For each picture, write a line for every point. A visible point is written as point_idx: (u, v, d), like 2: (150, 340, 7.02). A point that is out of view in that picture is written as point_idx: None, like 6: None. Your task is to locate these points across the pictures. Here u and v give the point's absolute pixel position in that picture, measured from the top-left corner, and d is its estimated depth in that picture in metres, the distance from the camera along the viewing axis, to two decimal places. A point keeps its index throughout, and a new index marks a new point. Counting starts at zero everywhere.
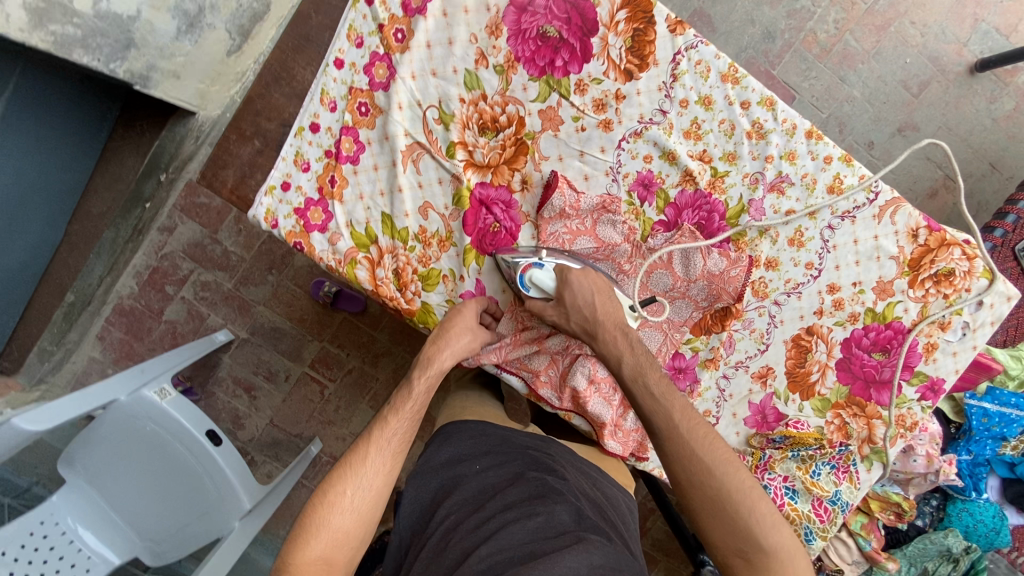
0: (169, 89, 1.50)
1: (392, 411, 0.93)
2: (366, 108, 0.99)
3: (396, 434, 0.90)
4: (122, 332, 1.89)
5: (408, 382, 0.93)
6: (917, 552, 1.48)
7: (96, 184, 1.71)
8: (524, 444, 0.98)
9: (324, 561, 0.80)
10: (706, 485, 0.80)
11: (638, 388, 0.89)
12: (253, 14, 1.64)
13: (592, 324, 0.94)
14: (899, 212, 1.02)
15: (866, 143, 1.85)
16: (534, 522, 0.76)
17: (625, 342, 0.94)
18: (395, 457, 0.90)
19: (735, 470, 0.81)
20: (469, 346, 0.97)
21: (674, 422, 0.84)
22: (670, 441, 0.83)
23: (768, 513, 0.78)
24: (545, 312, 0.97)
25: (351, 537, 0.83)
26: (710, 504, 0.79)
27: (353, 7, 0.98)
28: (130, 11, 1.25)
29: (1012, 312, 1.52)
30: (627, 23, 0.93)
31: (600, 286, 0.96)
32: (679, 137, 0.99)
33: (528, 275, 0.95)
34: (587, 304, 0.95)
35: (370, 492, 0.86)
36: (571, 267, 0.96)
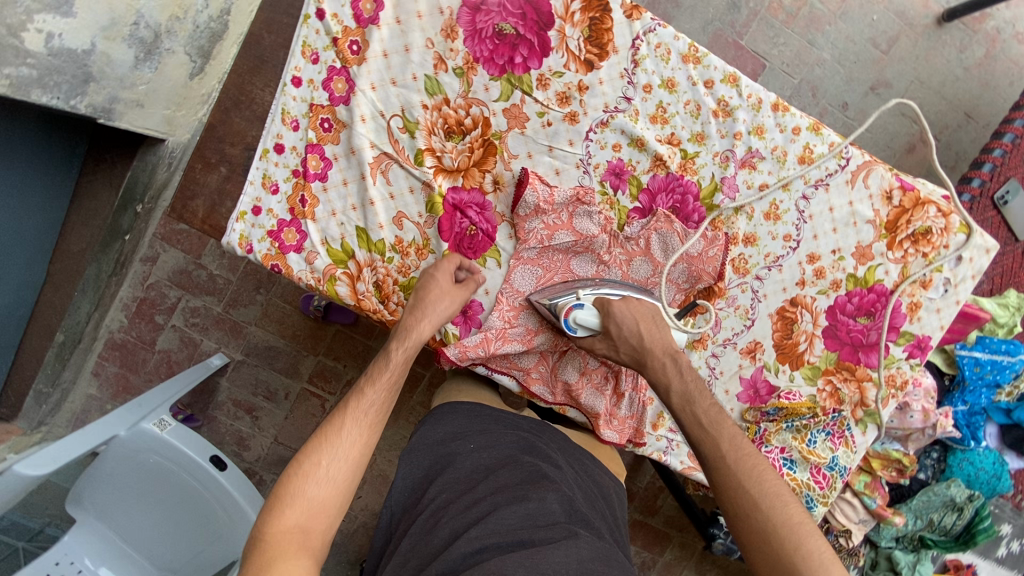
0: (135, 119, 1.46)
1: (367, 382, 0.89)
2: (328, 124, 0.98)
3: (373, 405, 0.87)
4: (117, 366, 1.89)
5: (384, 351, 0.90)
6: (922, 504, 1.51)
7: (73, 221, 1.66)
8: (517, 425, 1.00)
9: (299, 530, 0.75)
10: (752, 517, 0.76)
11: (686, 416, 0.87)
12: (213, 34, 1.55)
13: (642, 352, 0.93)
14: (871, 175, 1.04)
15: (840, 104, 1.85)
16: (525, 507, 0.77)
17: (673, 366, 0.92)
18: (372, 427, 0.86)
19: (784, 504, 0.77)
20: (450, 306, 0.95)
21: (722, 453, 0.82)
22: (717, 471, 0.81)
23: (819, 548, 0.73)
24: (595, 347, 0.97)
25: (327, 507, 0.78)
26: (755, 538, 0.75)
27: (304, 23, 0.96)
28: (84, 45, 1.22)
29: (997, 260, 1.51)
30: (583, 13, 0.93)
31: (646, 313, 0.96)
32: (646, 123, 0.99)
33: (572, 317, 0.95)
34: (634, 333, 0.94)
35: (347, 461, 0.82)
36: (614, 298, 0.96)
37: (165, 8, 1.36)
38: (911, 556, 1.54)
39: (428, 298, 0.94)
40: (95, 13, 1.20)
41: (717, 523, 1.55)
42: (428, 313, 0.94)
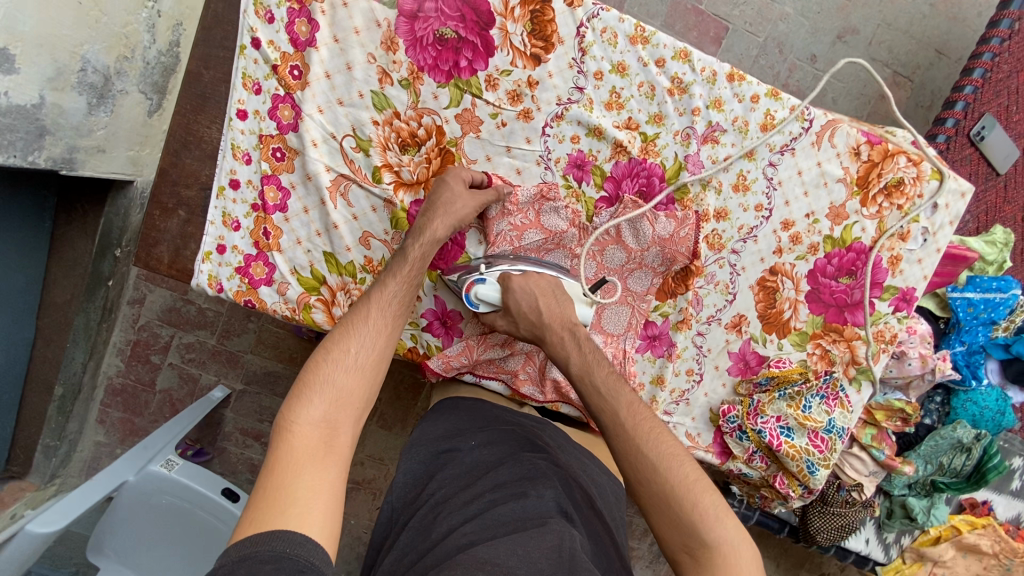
0: (99, 165, 1.42)
1: (388, 273, 0.88)
2: (281, 153, 0.97)
3: (395, 296, 0.86)
4: (121, 411, 1.88)
5: (402, 244, 0.88)
6: (930, 449, 1.46)
7: (54, 275, 1.63)
8: (518, 422, 0.98)
9: (328, 421, 0.74)
10: (653, 480, 0.76)
11: (585, 386, 0.86)
12: (164, 68, 1.50)
13: (540, 327, 0.91)
14: (837, 134, 1.02)
15: (808, 58, 1.81)
16: (522, 503, 0.77)
17: (569, 339, 0.91)
18: (397, 319, 0.85)
19: (680, 464, 0.77)
20: (467, 209, 0.92)
21: (621, 419, 0.81)
22: (617, 437, 0.81)
23: (713, 504, 0.74)
24: (496, 323, 0.95)
25: (355, 398, 0.78)
26: (657, 501, 0.76)
27: (241, 54, 0.94)
28: (33, 99, 1.17)
29: (980, 198, 1.50)
30: (522, 8, 0.92)
31: (542, 285, 0.94)
32: (601, 110, 0.98)
33: (473, 292, 0.94)
34: (532, 309, 0.92)
35: (372, 354, 0.81)
36: (511, 272, 0.94)
37: (111, 50, 1.31)
38: (925, 502, 1.50)
39: (441, 199, 0.91)
40: (38, 65, 1.16)
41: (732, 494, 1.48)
42: (443, 215, 0.90)
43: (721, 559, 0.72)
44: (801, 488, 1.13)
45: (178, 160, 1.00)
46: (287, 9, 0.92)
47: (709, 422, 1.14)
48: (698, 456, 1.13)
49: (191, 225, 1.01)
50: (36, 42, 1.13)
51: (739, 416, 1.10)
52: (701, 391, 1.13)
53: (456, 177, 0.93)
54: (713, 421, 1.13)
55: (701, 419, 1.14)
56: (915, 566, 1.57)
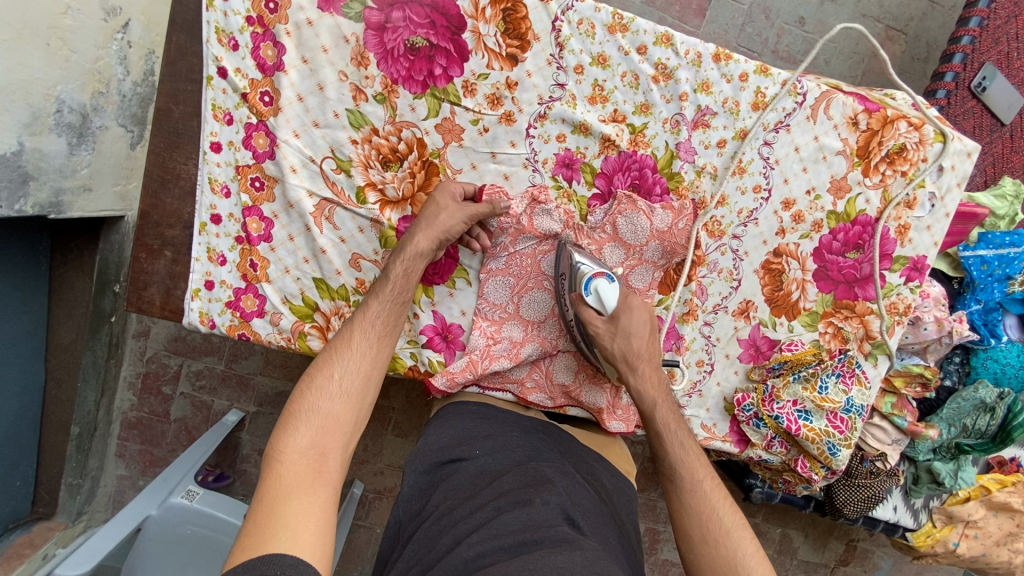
0: (86, 204, 1.39)
1: (372, 294, 0.87)
2: (260, 182, 0.95)
3: (378, 317, 0.85)
4: (139, 443, 1.89)
5: (381, 265, 0.88)
6: (953, 412, 1.39)
7: (57, 315, 1.61)
8: (528, 428, 0.97)
9: (315, 448, 0.73)
10: (723, 544, 0.78)
11: (669, 434, 0.88)
12: (142, 99, 1.47)
13: (637, 357, 0.89)
14: (832, 105, 0.98)
15: (796, 20, 1.71)
16: (528, 511, 0.73)
17: (658, 379, 0.91)
18: (381, 340, 0.85)
19: (744, 535, 0.80)
20: (454, 223, 0.89)
21: (698, 476, 0.84)
22: (691, 493, 0.83)
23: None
24: (593, 324, 0.89)
25: (342, 423, 0.77)
26: (720, 566, 0.77)
27: (208, 85, 0.92)
28: (11, 147, 1.13)
29: (987, 149, 1.43)
30: (493, 7, 0.89)
31: (649, 322, 0.92)
32: (585, 105, 0.95)
33: (596, 282, 0.88)
34: (636, 337, 0.90)
35: (358, 376, 0.81)
36: (631, 295, 0.92)
37: (86, 87, 1.27)
38: (950, 465, 1.45)
39: (424, 213, 0.89)
40: (14, 112, 1.12)
41: (753, 474, 1.45)
42: (427, 228, 0.89)
43: None
44: (824, 470, 1.09)
45: (158, 201, 0.98)
46: (251, 34, 0.90)
47: (724, 411, 1.11)
48: (716, 447, 1.10)
49: (179, 264, 0.99)
50: (8, 89, 1.09)
51: (755, 404, 1.07)
52: (714, 381, 1.10)
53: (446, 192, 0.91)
54: (727, 410, 1.11)
55: (716, 409, 1.11)
56: (946, 529, 1.55)
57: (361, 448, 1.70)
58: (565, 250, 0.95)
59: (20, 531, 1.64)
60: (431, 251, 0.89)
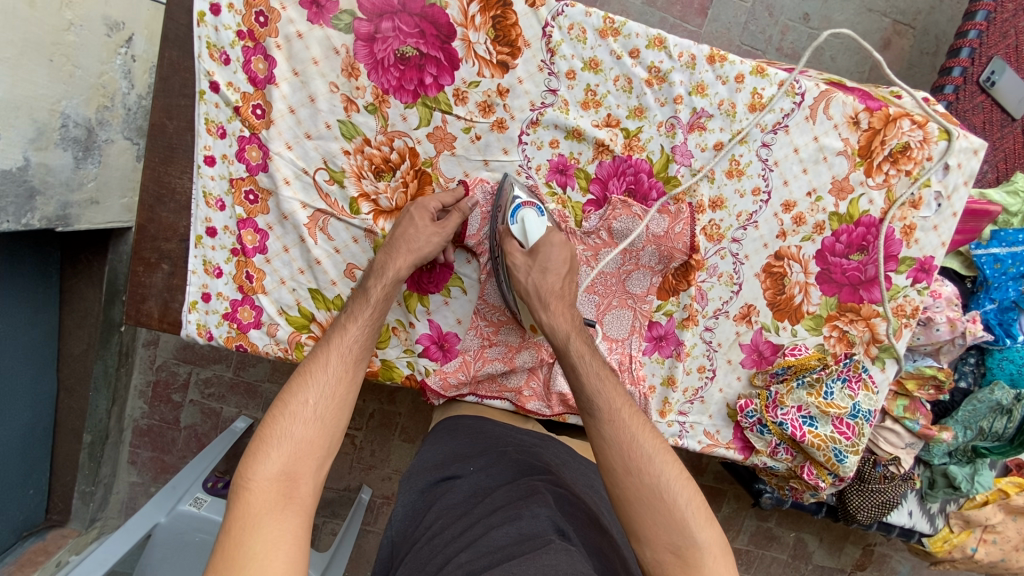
0: (95, 217, 1.41)
1: (350, 317, 0.86)
2: (254, 195, 0.96)
3: (356, 341, 0.84)
4: (150, 450, 1.91)
5: (362, 286, 0.87)
6: (968, 415, 1.35)
7: (68, 325, 1.63)
8: (522, 442, 0.95)
9: (285, 474, 0.72)
10: (647, 471, 0.73)
11: (584, 363, 0.81)
12: (147, 111, 1.48)
13: (548, 291, 0.86)
14: (832, 104, 0.96)
15: (801, 17, 1.68)
16: (518, 525, 0.73)
17: (573, 318, 0.87)
18: (358, 364, 0.83)
19: (667, 462, 0.75)
20: (431, 244, 0.91)
21: (616, 405, 0.78)
22: (611, 424, 0.76)
23: (689, 502, 0.72)
24: (513, 256, 0.90)
25: (315, 448, 0.76)
26: (645, 494, 0.72)
27: (201, 100, 0.92)
28: (18, 162, 1.15)
29: (999, 145, 1.39)
30: (483, 15, 0.89)
31: (569, 261, 0.90)
32: (578, 111, 0.94)
33: (523, 210, 0.90)
34: (547, 272, 0.88)
35: (333, 401, 0.79)
36: (554, 231, 0.92)
37: (91, 101, 1.29)
38: (967, 469, 1.41)
39: (404, 237, 0.90)
40: (19, 128, 1.14)
41: (762, 479, 1.43)
42: (404, 252, 0.90)
43: (705, 562, 0.69)
44: (832, 477, 1.07)
45: (155, 214, 0.98)
46: (242, 48, 0.90)
47: (727, 417, 1.09)
48: (719, 454, 1.08)
49: (176, 277, 1.00)
50: (12, 106, 1.11)
51: (759, 410, 1.04)
52: (716, 387, 1.08)
53: (423, 209, 0.91)
54: (730, 417, 1.08)
55: (719, 415, 1.09)
56: (964, 534, 1.51)
57: (368, 453, 1.71)
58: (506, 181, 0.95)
59: (34, 539, 1.67)
60: (411, 275, 0.91)
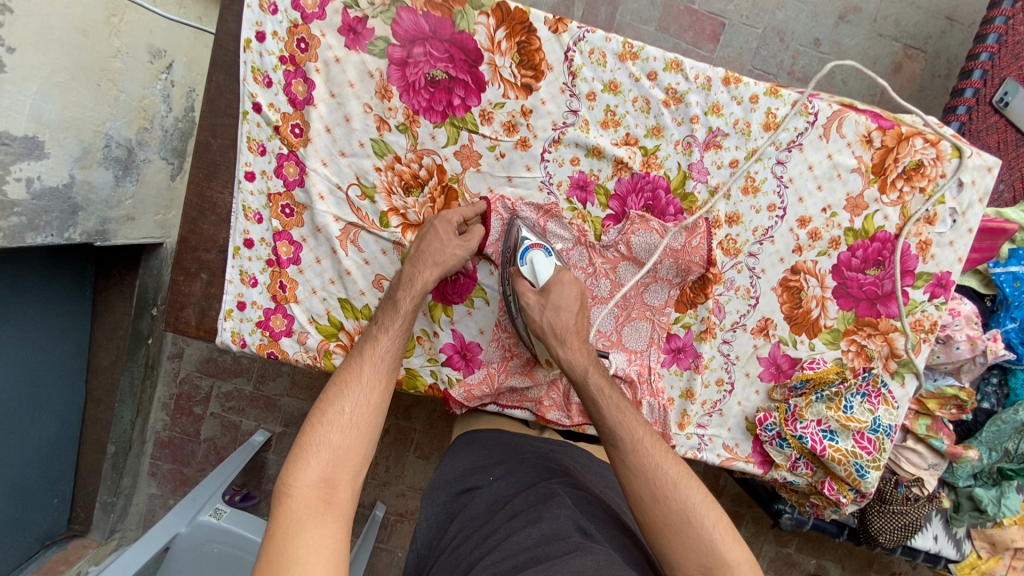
0: (130, 233, 1.48)
1: (381, 328, 0.90)
2: (290, 209, 1.01)
3: (388, 351, 0.88)
4: (170, 462, 1.94)
5: (392, 298, 0.90)
6: (992, 436, 1.35)
7: (98, 337, 1.68)
8: (539, 449, 0.97)
9: (325, 480, 0.76)
10: (673, 497, 0.76)
11: (603, 397, 0.85)
12: (183, 132, 1.56)
13: (563, 329, 0.89)
14: (845, 123, 0.99)
15: (811, 42, 1.73)
16: (539, 528, 0.74)
17: (587, 352, 0.90)
18: (390, 374, 0.87)
19: (691, 486, 0.78)
20: (455, 257, 0.95)
21: (639, 437, 0.81)
22: (634, 453, 0.80)
23: (717, 523, 0.75)
24: (526, 295, 0.93)
25: (351, 455, 0.79)
26: (673, 520, 0.75)
27: (244, 119, 0.98)
28: (64, 179, 1.22)
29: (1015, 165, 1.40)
30: (508, 41, 0.94)
31: (579, 298, 0.94)
32: (598, 130, 0.98)
33: (532, 253, 0.95)
34: (563, 309, 0.92)
35: (367, 409, 0.83)
36: (563, 269, 0.95)
37: (132, 123, 1.37)
38: (993, 491, 1.37)
39: (430, 250, 0.93)
40: (66, 147, 1.21)
41: (781, 499, 1.42)
42: (431, 265, 0.93)
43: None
44: (853, 493, 1.06)
45: (196, 227, 1.03)
46: (284, 72, 0.96)
47: (746, 431, 1.09)
48: (738, 468, 1.09)
49: (213, 287, 1.04)
50: (62, 127, 1.18)
51: (778, 423, 1.05)
52: (735, 400, 1.08)
53: (446, 223, 0.95)
54: (749, 430, 1.09)
55: (738, 428, 1.09)
56: (992, 561, 1.46)
57: (383, 469, 1.72)
58: (515, 224, 0.99)
59: (55, 548, 1.70)
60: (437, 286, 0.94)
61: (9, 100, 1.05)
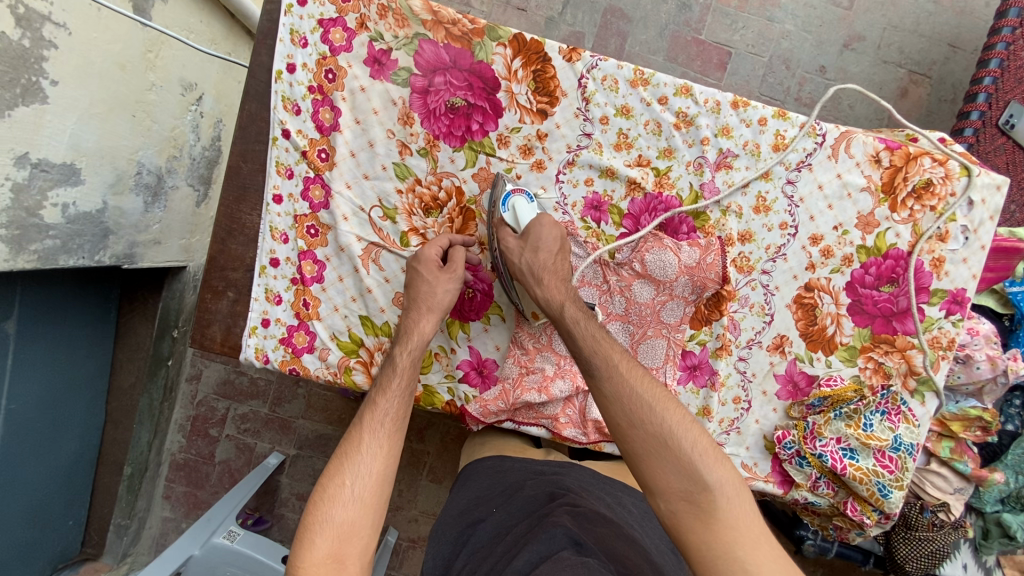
0: (156, 256, 1.53)
1: (379, 390, 0.89)
2: (315, 229, 1.05)
3: (388, 413, 0.86)
4: (185, 485, 1.94)
5: (389, 357, 0.91)
6: (1020, 459, 1.31)
7: (120, 359, 1.72)
8: (542, 472, 0.97)
9: (332, 556, 0.74)
10: (648, 420, 0.77)
11: (578, 327, 0.86)
12: (209, 160, 1.63)
13: (539, 267, 0.92)
14: (853, 144, 1.02)
15: (817, 69, 1.78)
16: (536, 552, 0.74)
17: (566, 291, 0.92)
18: (392, 437, 0.85)
19: (668, 409, 0.78)
20: (447, 294, 0.96)
21: (613, 361, 0.82)
22: (610, 380, 0.81)
23: (695, 444, 0.75)
24: (506, 240, 0.96)
25: (358, 527, 0.77)
26: (650, 442, 0.76)
27: (274, 145, 1.03)
28: (97, 205, 1.28)
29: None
30: (525, 69, 0.99)
31: (560, 240, 0.95)
32: (611, 152, 1.02)
33: (513, 198, 0.99)
34: (545, 249, 0.93)
35: (370, 480, 0.81)
36: (545, 215, 0.98)
37: (163, 152, 1.44)
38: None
39: (422, 296, 0.95)
40: (101, 174, 1.27)
41: (803, 524, 1.42)
42: (428, 313, 0.95)
43: (720, 502, 0.71)
44: (876, 514, 1.04)
45: (225, 247, 1.07)
46: (312, 101, 1.02)
47: (765, 449, 1.08)
48: (758, 487, 1.07)
49: (240, 304, 1.07)
50: (98, 155, 1.24)
51: (796, 441, 1.04)
52: (752, 418, 1.08)
53: (428, 262, 0.97)
54: (768, 449, 1.08)
55: (756, 447, 1.09)
56: None
57: (396, 493, 1.72)
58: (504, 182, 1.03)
59: None
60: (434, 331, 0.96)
61: (49, 130, 1.10)
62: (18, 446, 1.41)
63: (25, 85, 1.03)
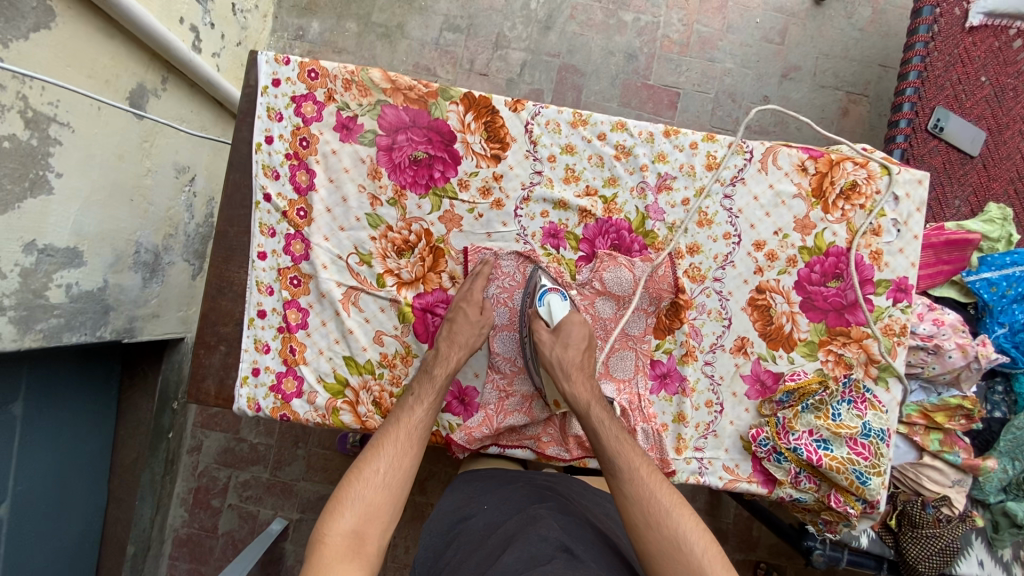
0: (155, 329, 1.61)
1: (416, 399, 1.01)
2: (297, 280, 1.13)
3: (421, 421, 0.98)
4: (188, 561, 1.92)
5: (426, 372, 1.02)
6: (1012, 445, 1.30)
7: (122, 436, 1.73)
8: (536, 480, 1.01)
9: (355, 533, 0.86)
10: (665, 525, 0.84)
11: (604, 428, 0.95)
12: (203, 237, 1.76)
13: (568, 365, 0.99)
14: (779, 157, 1.12)
15: (761, 99, 1.94)
16: (528, 551, 0.78)
17: (591, 388, 1.00)
18: (420, 440, 0.97)
19: (684, 514, 0.86)
20: (477, 335, 1.05)
21: (636, 467, 0.91)
22: (631, 482, 0.89)
23: (706, 549, 0.83)
24: (539, 332, 1.04)
25: (380, 511, 0.89)
26: (666, 545, 0.83)
27: (257, 208, 1.13)
28: (98, 284, 1.37)
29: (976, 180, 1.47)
30: (477, 122, 1.11)
31: (587, 339, 1.04)
32: (562, 185, 1.12)
33: (549, 295, 1.07)
34: (573, 350, 1.01)
35: (397, 472, 0.93)
36: (576, 314, 1.06)
37: (159, 231, 1.55)
38: None
39: (460, 333, 1.04)
40: (102, 256, 1.37)
41: (810, 534, 1.39)
42: (449, 343, 1.03)
43: None
44: (861, 503, 1.07)
45: (217, 304, 1.15)
46: (289, 166, 1.13)
47: (743, 450, 1.12)
48: (742, 488, 1.10)
49: (231, 357, 1.14)
50: (100, 237, 1.35)
51: (771, 437, 1.08)
52: (727, 420, 1.12)
53: (474, 304, 1.06)
54: (746, 449, 1.11)
55: (734, 448, 1.12)
56: None
57: (403, 551, 1.69)
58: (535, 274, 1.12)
59: None
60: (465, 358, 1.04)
61: (54, 217, 1.20)
62: (26, 528, 1.43)
63: (34, 179, 1.13)
